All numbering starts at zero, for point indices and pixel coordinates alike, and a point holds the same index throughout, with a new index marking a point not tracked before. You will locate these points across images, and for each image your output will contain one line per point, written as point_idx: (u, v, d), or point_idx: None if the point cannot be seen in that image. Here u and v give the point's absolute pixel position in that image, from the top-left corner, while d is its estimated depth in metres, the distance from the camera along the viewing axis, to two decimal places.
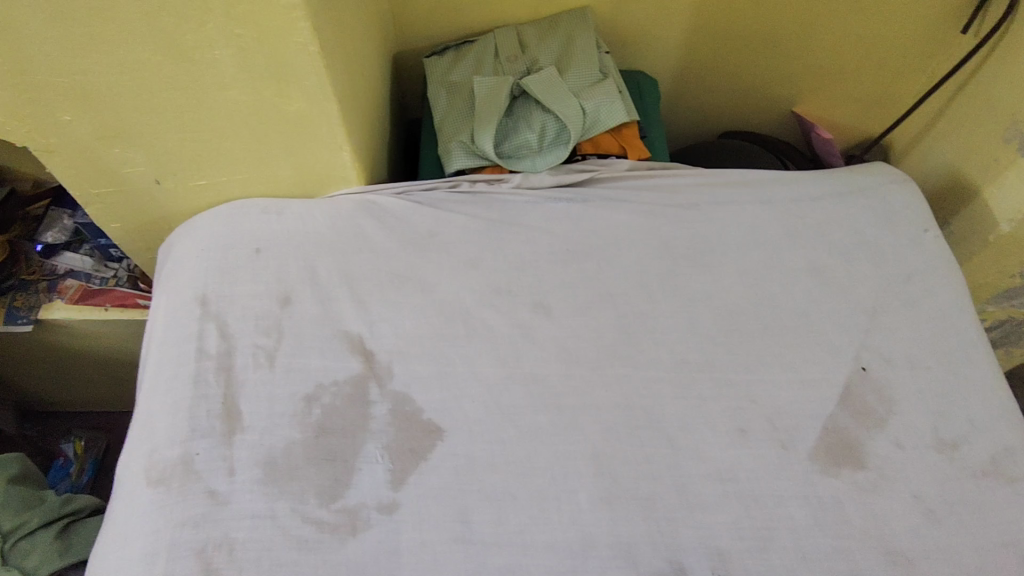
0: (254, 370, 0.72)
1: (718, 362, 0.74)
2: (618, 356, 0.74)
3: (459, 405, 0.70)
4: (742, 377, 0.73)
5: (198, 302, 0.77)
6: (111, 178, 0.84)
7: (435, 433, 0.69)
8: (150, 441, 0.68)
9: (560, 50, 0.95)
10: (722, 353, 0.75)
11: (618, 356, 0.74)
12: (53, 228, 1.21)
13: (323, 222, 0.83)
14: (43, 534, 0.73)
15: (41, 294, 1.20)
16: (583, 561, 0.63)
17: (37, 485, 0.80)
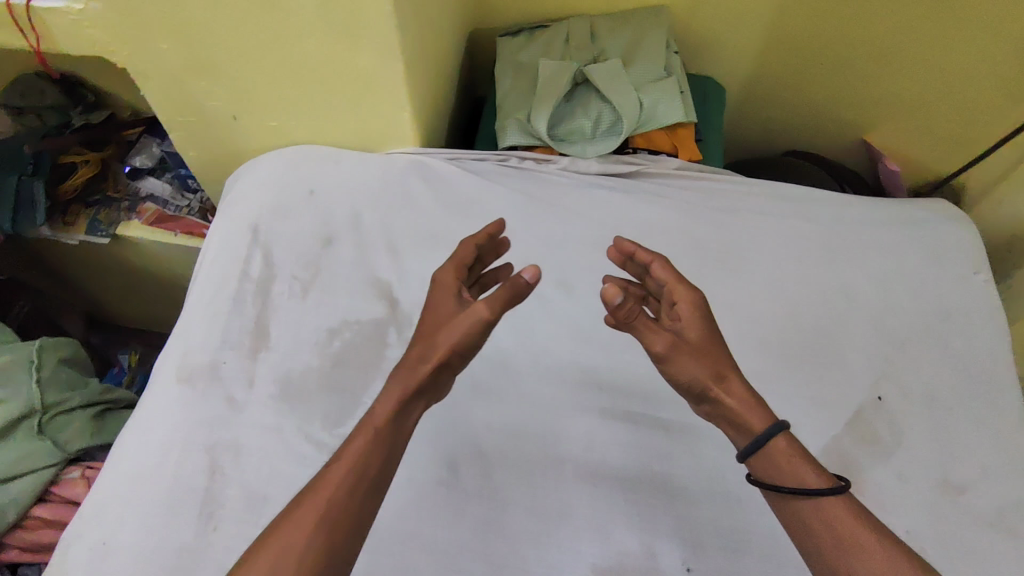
0: (288, 298, 0.77)
1: None
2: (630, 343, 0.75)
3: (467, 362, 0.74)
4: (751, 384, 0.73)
5: (250, 229, 0.83)
6: (195, 108, 0.91)
7: None
8: (186, 344, 0.74)
9: (629, 44, 0.96)
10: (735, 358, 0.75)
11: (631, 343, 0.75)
12: (142, 153, 1.30)
13: (375, 174, 0.87)
14: (80, 414, 0.81)
15: (123, 212, 1.30)
16: (557, 527, 0.64)
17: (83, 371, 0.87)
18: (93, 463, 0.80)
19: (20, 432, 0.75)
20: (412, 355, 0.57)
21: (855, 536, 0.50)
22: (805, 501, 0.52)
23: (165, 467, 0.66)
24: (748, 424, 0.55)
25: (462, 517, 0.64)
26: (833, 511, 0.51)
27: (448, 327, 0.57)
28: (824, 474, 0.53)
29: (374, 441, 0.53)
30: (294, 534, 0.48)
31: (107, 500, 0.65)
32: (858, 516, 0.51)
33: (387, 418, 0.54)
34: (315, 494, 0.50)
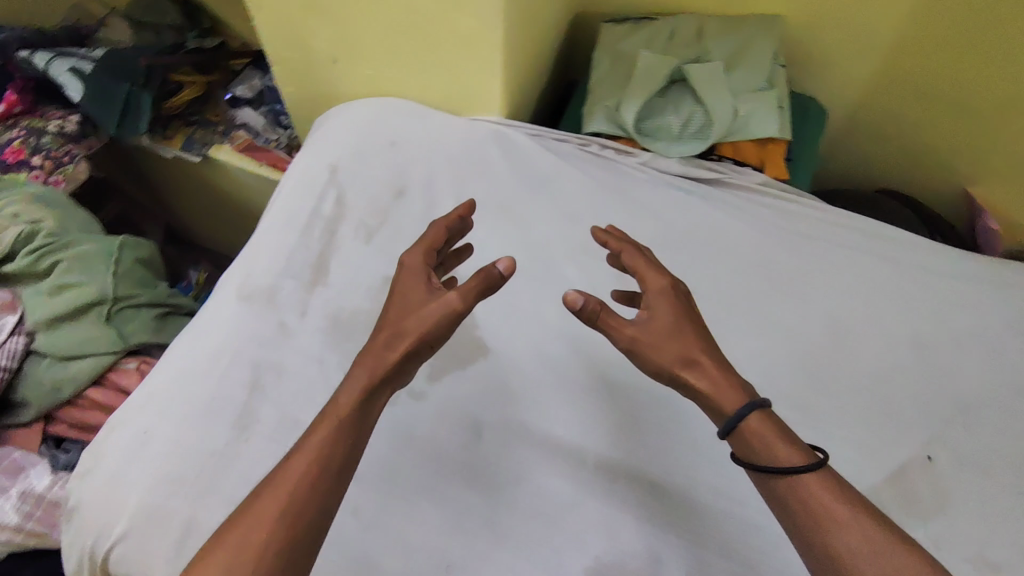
0: (352, 240, 0.79)
1: (775, 392, 0.72)
2: None
3: (511, 335, 0.74)
4: (793, 415, 0.70)
5: (329, 170, 0.85)
6: (299, 47, 0.95)
7: (481, 349, 0.73)
8: (251, 265, 0.77)
9: (735, 48, 0.93)
10: (782, 385, 0.72)
11: None
12: (244, 84, 1.38)
13: (457, 137, 0.88)
14: (145, 311, 0.86)
15: (216, 136, 1.36)
16: (568, 512, 0.63)
17: (155, 271, 0.92)
18: (149, 358, 0.84)
19: (92, 316, 0.81)
20: (374, 343, 0.58)
21: (833, 514, 0.49)
22: (779, 480, 0.51)
23: (212, 373, 0.69)
24: (715, 403, 0.54)
25: (478, 481, 0.65)
26: (811, 489, 0.50)
27: (413, 315, 0.58)
28: (799, 449, 0.51)
29: (336, 430, 0.53)
30: (255, 527, 0.49)
31: (156, 393, 0.69)
32: (831, 489, 0.50)
33: (350, 406, 0.55)
34: (274, 486, 0.51)
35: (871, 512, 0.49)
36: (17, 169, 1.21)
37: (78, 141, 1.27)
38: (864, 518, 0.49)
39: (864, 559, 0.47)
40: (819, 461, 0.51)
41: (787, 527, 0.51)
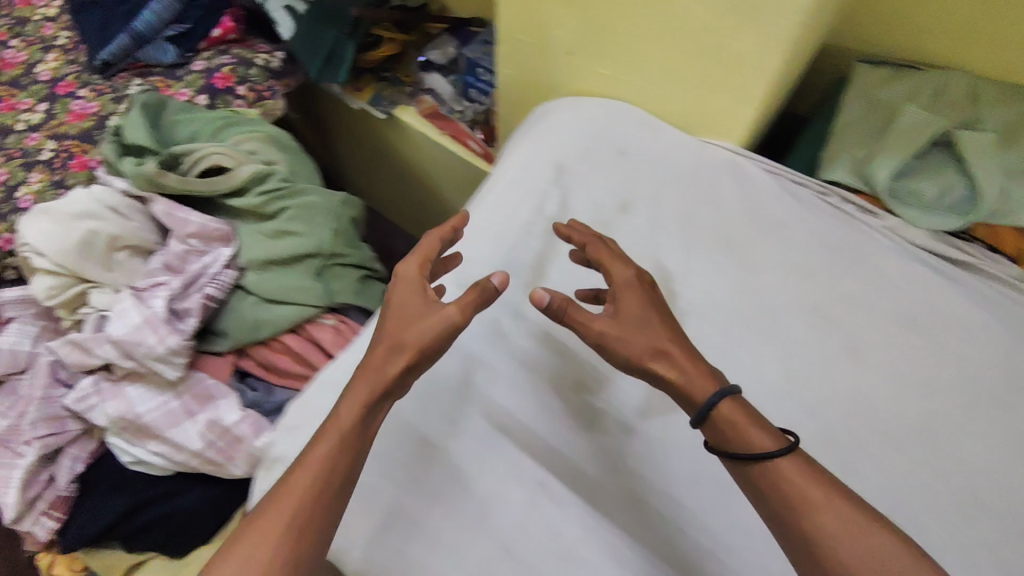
0: (573, 248, 0.76)
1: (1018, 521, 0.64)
2: (909, 444, 0.67)
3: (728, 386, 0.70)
4: None
5: (554, 168, 0.82)
6: (537, 32, 0.92)
7: None
8: (469, 252, 0.75)
9: (1015, 119, 0.83)
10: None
11: (910, 444, 0.67)
12: (439, 49, 1.38)
13: (691, 159, 0.83)
14: (350, 271, 0.87)
15: (405, 96, 1.38)
16: None
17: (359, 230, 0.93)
18: (346, 319, 0.85)
19: (307, 268, 0.83)
20: (374, 357, 0.60)
21: (801, 492, 0.52)
22: (754, 467, 0.54)
23: (425, 356, 0.69)
24: (711, 406, 0.56)
25: (680, 539, 0.61)
26: (789, 473, 0.53)
27: (408, 332, 0.59)
28: (771, 433, 0.55)
29: (341, 446, 0.56)
30: (264, 538, 0.53)
31: (372, 362, 0.69)
32: (806, 470, 0.54)
33: (353, 416, 0.58)
34: (286, 493, 0.54)
35: (846, 494, 0.53)
36: (223, 96, 1.23)
37: (279, 77, 1.30)
38: (844, 509, 0.52)
39: (842, 545, 0.50)
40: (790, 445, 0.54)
41: (762, 509, 0.54)
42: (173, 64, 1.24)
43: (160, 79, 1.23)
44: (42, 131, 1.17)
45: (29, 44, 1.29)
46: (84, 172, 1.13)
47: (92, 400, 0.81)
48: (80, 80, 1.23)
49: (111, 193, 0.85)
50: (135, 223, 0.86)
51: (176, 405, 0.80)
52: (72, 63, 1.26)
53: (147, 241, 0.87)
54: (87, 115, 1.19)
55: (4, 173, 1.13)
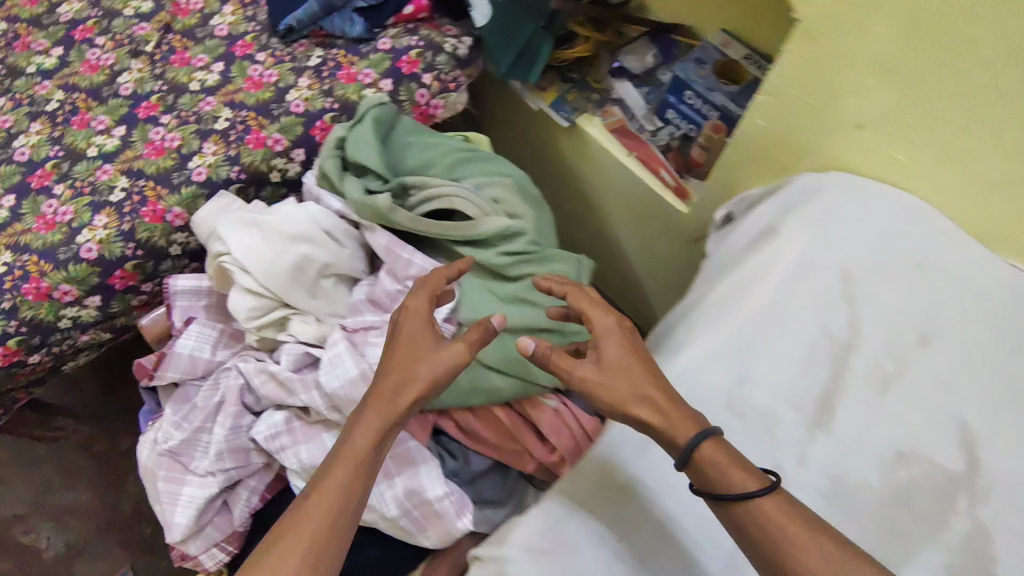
0: (864, 383, 0.66)
1: None
2: None
3: None
4: None
5: (842, 275, 0.71)
6: (828, 95, 0.78)
7: None
8: (746, 370, 0.66)
9: None
10: None
11: None
12: (635, 56, 1.24)
13: (1003, 289, 0.70)
14: None
15: (590, 104, 1.23)
16: None
17: None
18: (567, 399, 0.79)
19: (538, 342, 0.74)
20: (384, 386, 0.61)
21: (770, 523, 0.53)
22: (738, 507, 0.54)
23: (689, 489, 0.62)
24: (711, 466, 0.55)
25: None
26: (768, 514, 0.53)
27: (411, 372, 0.62)
28: (757, 477, 0.54)
29: (353, 469, 0.58)
30: (280, 566, 0.52)
31: (635, 484, 0.62)
32: (791, 516, 0.53)
33: (369, 442, 0.59)
34: (310, 505, 0.55)
35: (828, 532, 0.53)
36: (408, 83, 1.12)
37: (465, 66, 1.18)
38: (774, 513, 0.53)
39: (797, 562, 0.51)
40: (769, 485, 0.54)
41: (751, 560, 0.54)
42: (359, 39, 1.14)
43: (344, 53, 1.13)
44: (217, 96, 1.09)
45: None
46: (261, 151, 1.05)
47: (285, 440, 0.75)
48: (258, 42, 1.14)
49: (325, 213, 0.78)
50: (345, 248, 0.79)
51: (376, 464, 0.73)
52: (251, 19, 1.16)
53: (356, 270, 0.81)
54: (265, 84, 1.10)
55: (177, 138, 1.05)
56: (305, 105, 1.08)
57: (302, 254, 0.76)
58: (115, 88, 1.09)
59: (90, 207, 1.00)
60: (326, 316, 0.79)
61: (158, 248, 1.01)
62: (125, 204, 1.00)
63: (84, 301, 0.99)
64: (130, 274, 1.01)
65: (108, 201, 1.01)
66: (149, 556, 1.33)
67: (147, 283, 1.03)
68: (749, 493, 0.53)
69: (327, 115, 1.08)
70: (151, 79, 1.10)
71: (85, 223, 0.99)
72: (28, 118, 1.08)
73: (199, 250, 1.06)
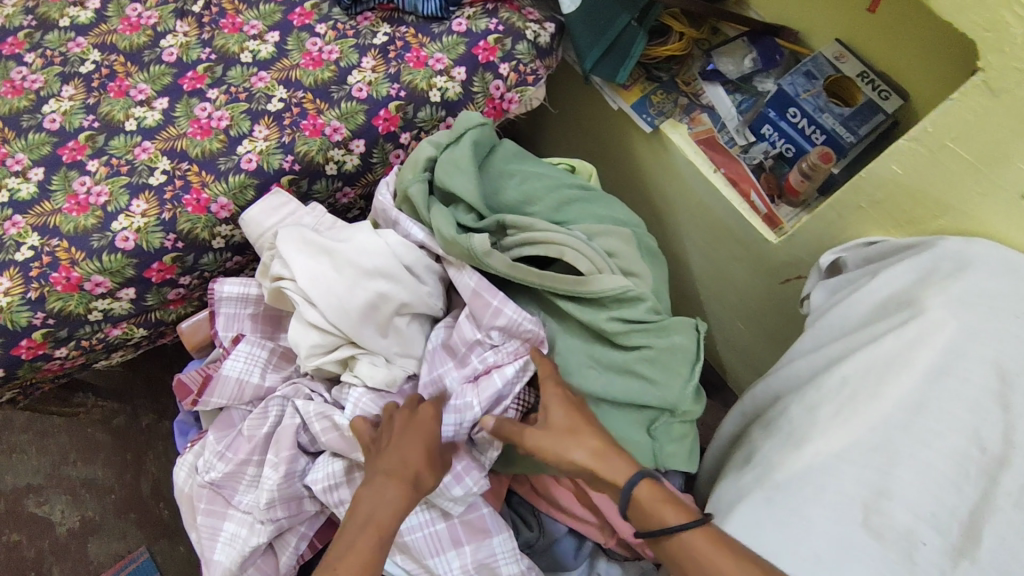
0: (1020, 508, 0.57)
1: None
2: None
3: None
4: None
5: (998, 375, 0.62)
6: (991, 153, 0.68)
7: None
8: (882, 479, 0.59)
9: None
10: None
11: None
12: (732, 58, 1.11)
13: None
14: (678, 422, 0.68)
15: (677, 108, 1.12)
16: None
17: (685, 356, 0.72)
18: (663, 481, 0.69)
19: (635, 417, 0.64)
20: (400, 467, 0.57)
21: (692, 551, 0.52)
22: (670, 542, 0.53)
23: None
24: (638, 509, 0.55)
25: None
26: (695, 543, 0.52)
27: (430, 451, 0.59)
28: (686, 507, 0.54)
29: (377, 543, 0.53)
30: None
31: None
32: (719, 544, 0.52)
33: (390, 513, 0.55)
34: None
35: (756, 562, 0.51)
36: (483, 72, 1.00)
37: (545, 57, 1.05)
38: (698, 539, 0.52)
39: None
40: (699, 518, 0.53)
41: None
42: (431, 17, 1.01)
43: (413, 32, 1.00)
44: (271, 71, 0.97)
45: None
46: (318, 140, 0.94)
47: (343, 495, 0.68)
48: (319, 11, 1.01)
49: (404, 243, 0.70)
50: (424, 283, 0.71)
51: (445, 529, 0.68)
52: None
53: (434, 309, 0.73)
54: (325, 61, 0.98)
55: (225, 117, 0.94)
56: (368, 89, 0.96)
57: (378, 291, 0.68)
58: (159, 53, 0.98)
59: (127, 189, 0.90)
60: (395, 357, 0.70)
61: (200, 241, 0.92)
62: (165, 188, 0.90)
63: (118, 294, 0.91)
64: (169, 267, 0.91)
65: (147, 184, 0.91)
66: (167, 540, 1.28)
67: (185, 277, 0.94)
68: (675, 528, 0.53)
69: (392, 103, 0.96)
70: (199, 46, 0.99)
71: (121, 208, 0.89)
72: (61, 78, 0.97)
73: (243, 243, 0.96)
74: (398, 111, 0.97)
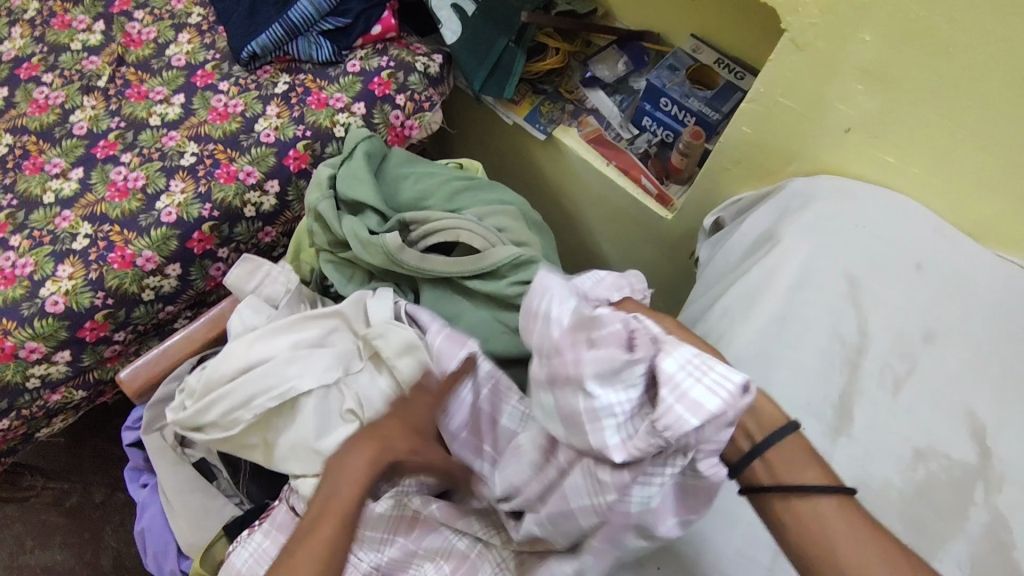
0: (877, 386, 0.67)
1: None
2: None
3: None
4: None
5: (847, 281, 0.72)
6: (812, 101, 0.80)
7: None
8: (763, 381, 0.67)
9: None
10: None
11: None
12: (606, 64, 1.23)
13: (997, 284, 0.72)
14: None
15: (565, 115, 1.23)
16: None
17: None
18: None
19: None
20: (379, 434, 0.58)
21: (825, 516, 0.51)
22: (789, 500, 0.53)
23: (725, 513, 0.64)
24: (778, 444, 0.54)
25: None
26: (828, 510, 0.51)
27: (406, 429, 0.59)
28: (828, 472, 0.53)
29: (343, 520, 0.52)
30: None
31: None
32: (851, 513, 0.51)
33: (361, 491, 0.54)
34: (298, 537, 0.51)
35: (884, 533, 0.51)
36: (381, 105, 1.09)
37: (437, 85, 1.15)
38: (843, 514, 0.51)
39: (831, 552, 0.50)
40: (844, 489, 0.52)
41: (784, 542, 0.53)
42: (326, 63, 1.10)
43: (311, 78, 1.09)
44: (181, 130, 1.03)
45: (158, 17, 1.14)
46: (233, 186, 1.00)
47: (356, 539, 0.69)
48: (220, 70, 1.09)
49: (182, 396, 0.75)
50: (300, 365, 0.71)
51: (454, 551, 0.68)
52: (209, 47, 1.11)
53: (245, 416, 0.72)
54: (230, 114, 1.05)
55: (141, 177, 1.00)
56: (275, 133, 1.04)
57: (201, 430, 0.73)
58: (69, 128, 1.03)
59: (52, 258, 0.94)
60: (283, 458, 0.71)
61: (130, 295, 0.96)
62: (89, 251, 0.94)
63: (53, 357, 0.93)
64: (101, 324, 0.95)
65: (70, 250, 0.94)
66: None
67: (119, 332, 0.98)
68: (820, 486, 0.52)
69: (300, 143, 1.03)
70: (108, 117, 1.04)
71: (48, 275, 0.93)
72: None
73: (174, 292, 1.00)
74: (306, 149, 1.04)
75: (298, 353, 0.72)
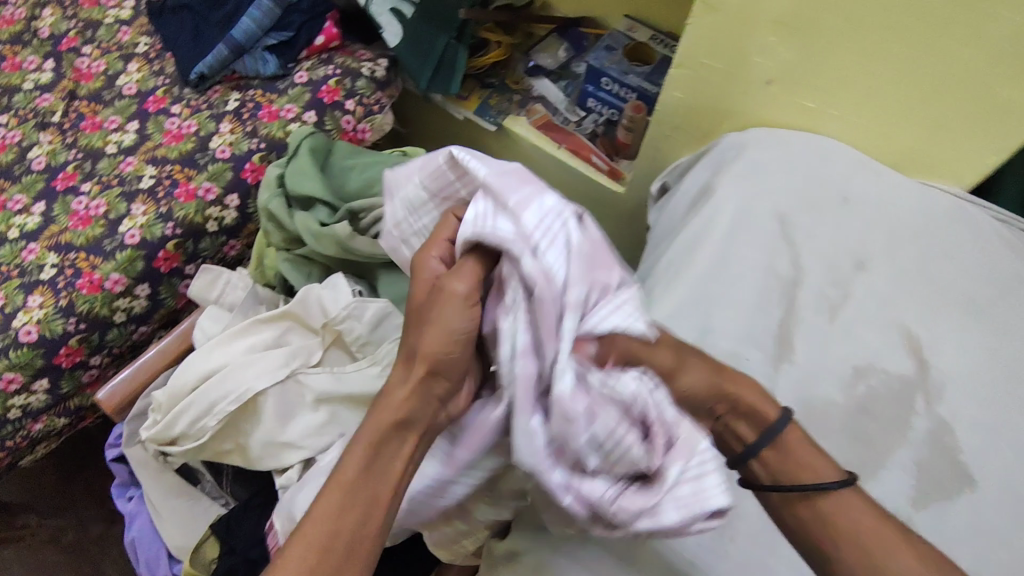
0: (815, 314, 0.70)
1: None
2: None
3: (991, 465, 0.62)
4: None
5: (778, 220, 0.76)
6: (733, 58, 0.83)
7: (960, 478, 0.62)
8: (707, 322, 0.70)
9: None
10: None
11: None
12: (548, 52, 1.27)
13: (917, 209, 0.77)
14: None
15: (513, 105, 1.27)
16: None
17: None
18: None
19: None
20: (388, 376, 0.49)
21: (848, 515, 0.51)
22: (816, 502, 0.51)
23: None
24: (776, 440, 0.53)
25: None
26: (849, 508, 0.51)
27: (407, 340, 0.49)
28: (838, 465, 0.52)
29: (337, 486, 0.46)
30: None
31: None
32: (874, 511, 0.51)
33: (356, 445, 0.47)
34: (305, 535, 0.44)
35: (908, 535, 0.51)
36: (331, 111, 1.12)
37: (384, 88, 1.19)
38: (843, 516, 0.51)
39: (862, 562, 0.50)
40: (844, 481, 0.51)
41: (803, 546, 0.53)
42: (274, 76, 1.13)
43: (260, 93, 1.12)
44: (137, 155, 1.06)
45: (106, 51, 1.17)
46: (194, 204, 1.02)
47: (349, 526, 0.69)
48: (171, 95, 1.12)
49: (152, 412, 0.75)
50: (254, 367, 0.70)
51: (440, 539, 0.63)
52: (158, 74, 1.14)
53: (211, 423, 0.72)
54: (185, 135, 1.08)
55: (103, 204, 1.02)
56: (230, 149, 1.06)
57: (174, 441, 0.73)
58: (28, 165, 1.06)
59: (22, 289, 0.96)
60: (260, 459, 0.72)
61: (102, 319, 0.98)
62: (58, 279, 0.97)
63: (32, 387, 0.95)
64: (76, 350, 0.97)
65: (39, 280, 0.97)
66: None
67: (95, 356, 1.00)
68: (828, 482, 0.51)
69: (254, 156, 1.06)
70: (65, 150, 1.07)
71: (20, 306, 0.95)
72: None
73: (145, 312, 1.02)
74: (261, 161, 1.07)
75: (252, 355, 0.72)
